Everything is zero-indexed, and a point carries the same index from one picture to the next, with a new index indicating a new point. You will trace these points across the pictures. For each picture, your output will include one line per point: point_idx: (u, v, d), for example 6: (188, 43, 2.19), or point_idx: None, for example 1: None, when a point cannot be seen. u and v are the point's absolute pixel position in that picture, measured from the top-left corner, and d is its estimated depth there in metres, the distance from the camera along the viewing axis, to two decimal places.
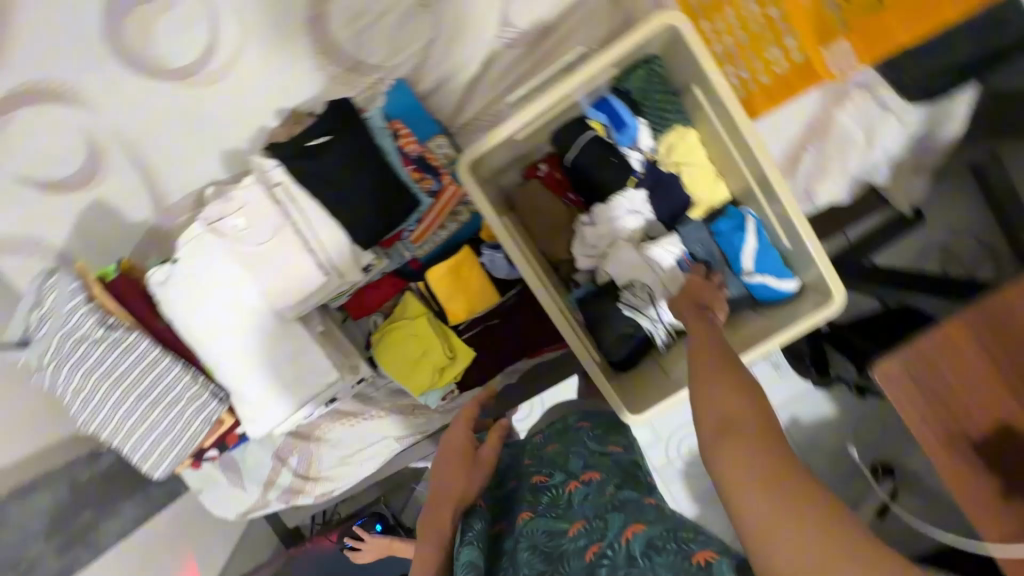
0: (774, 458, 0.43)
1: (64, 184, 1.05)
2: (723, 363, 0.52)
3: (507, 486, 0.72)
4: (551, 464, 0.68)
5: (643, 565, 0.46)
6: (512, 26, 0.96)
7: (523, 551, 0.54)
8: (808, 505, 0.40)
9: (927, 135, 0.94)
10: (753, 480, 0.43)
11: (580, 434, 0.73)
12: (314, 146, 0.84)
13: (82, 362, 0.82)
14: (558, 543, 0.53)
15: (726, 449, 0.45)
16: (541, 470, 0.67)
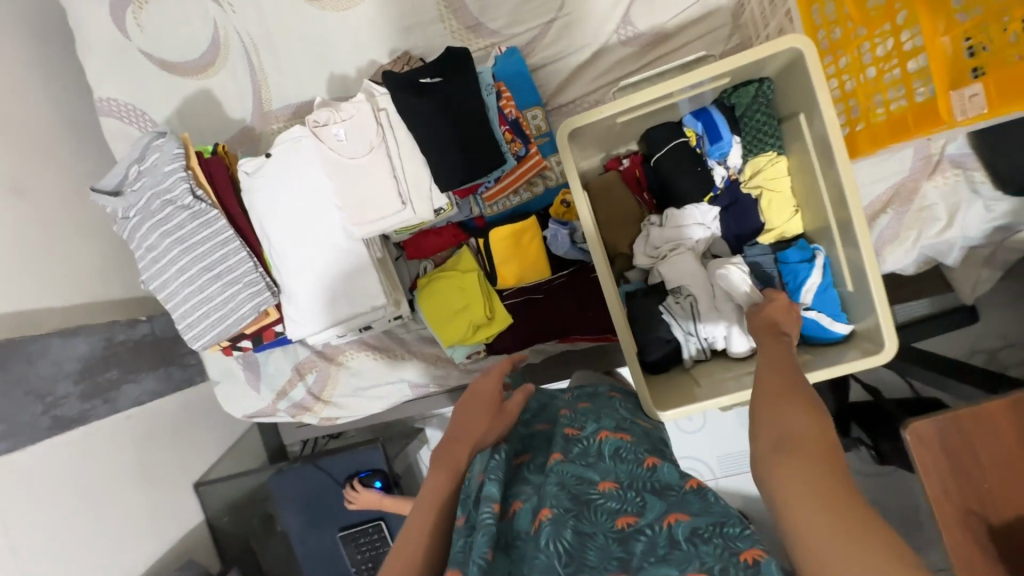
0: (821, 477, 0.45)
1: (184, 69, 1.14)
2: (791, 394, 0.54)
3: (530, 427, 0.73)
4: (583, 415, 0.70)
5: (687, 550, 0.47)
6: (631, 25, 1.00)
7: (552, 484, 0.56)
8: (853, 521, 0.41)
9: (1009, 229, 0.94)
10: (806, 495, 0.44)
11: (611, 402, 0.75)
12: (423, 84, 0.87)
13: (163, 222, 0.87)
14: (584, 491, 0.55)
15: (783, 463, 0.47)
16: (572, 422, 0.68)
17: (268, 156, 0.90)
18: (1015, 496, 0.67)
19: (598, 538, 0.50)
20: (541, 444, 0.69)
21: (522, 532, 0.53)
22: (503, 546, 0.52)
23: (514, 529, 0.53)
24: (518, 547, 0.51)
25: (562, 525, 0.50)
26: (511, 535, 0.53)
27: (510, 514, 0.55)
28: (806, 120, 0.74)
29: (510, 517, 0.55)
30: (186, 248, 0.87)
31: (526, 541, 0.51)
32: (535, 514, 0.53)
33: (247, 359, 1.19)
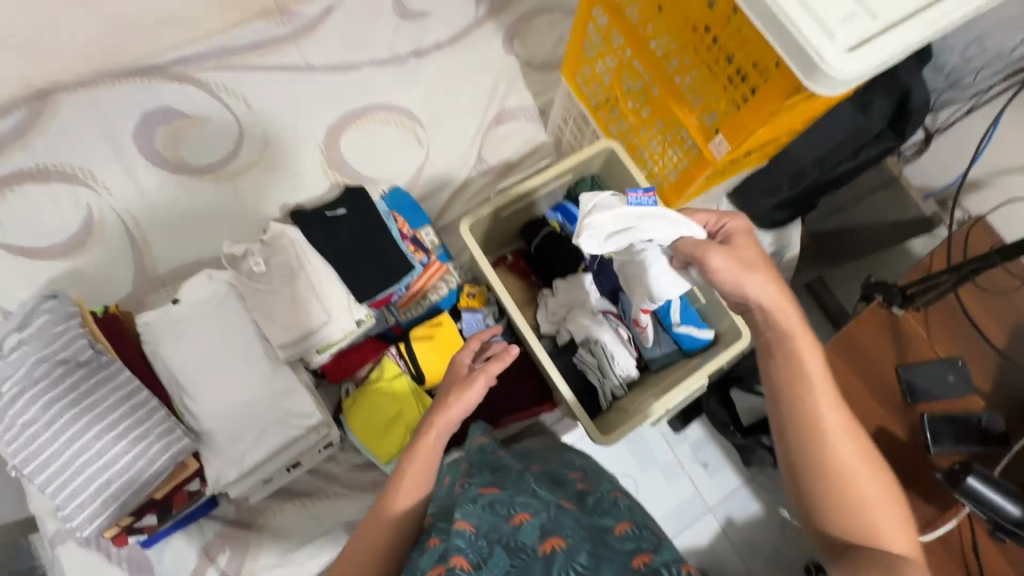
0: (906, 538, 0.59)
1: (53, 251, 1.11)
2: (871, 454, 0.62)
3: (530, 466, 0.90)
4: (592, 481, 0.89)
5: None
6: (485, 162, 1.29)
7: (563, 520, 0.71)
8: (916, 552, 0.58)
9: (780, 253, 1.32)
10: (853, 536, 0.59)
11: (594, 475, 0.92)
12: (330, 215, 1.00)
13: (48, 389, 0.78)
14: (596, 532, 0.71)
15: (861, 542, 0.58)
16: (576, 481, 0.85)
17: (173, 302, 0.90)
18: (867, 411, 0.89)
19: (610, 561, 0.65)
20: (543, 476, 0.87)
21: (524, 544, 0.67)
22: (495, 545, 0.67)
23: (516, 537, 0.68)
24: (515, 555, 0.66)
25: (574, 552, 0.65)
26: (516, 540, 0.68)
27: (513, 523, 0.70)
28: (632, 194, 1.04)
29: (511, 526, 0.70)
30: (82, 410, 0.78)
31: (528, 556, 0.66)
32: (540, 539, 0.68)
33: (134, 560, 0.98)
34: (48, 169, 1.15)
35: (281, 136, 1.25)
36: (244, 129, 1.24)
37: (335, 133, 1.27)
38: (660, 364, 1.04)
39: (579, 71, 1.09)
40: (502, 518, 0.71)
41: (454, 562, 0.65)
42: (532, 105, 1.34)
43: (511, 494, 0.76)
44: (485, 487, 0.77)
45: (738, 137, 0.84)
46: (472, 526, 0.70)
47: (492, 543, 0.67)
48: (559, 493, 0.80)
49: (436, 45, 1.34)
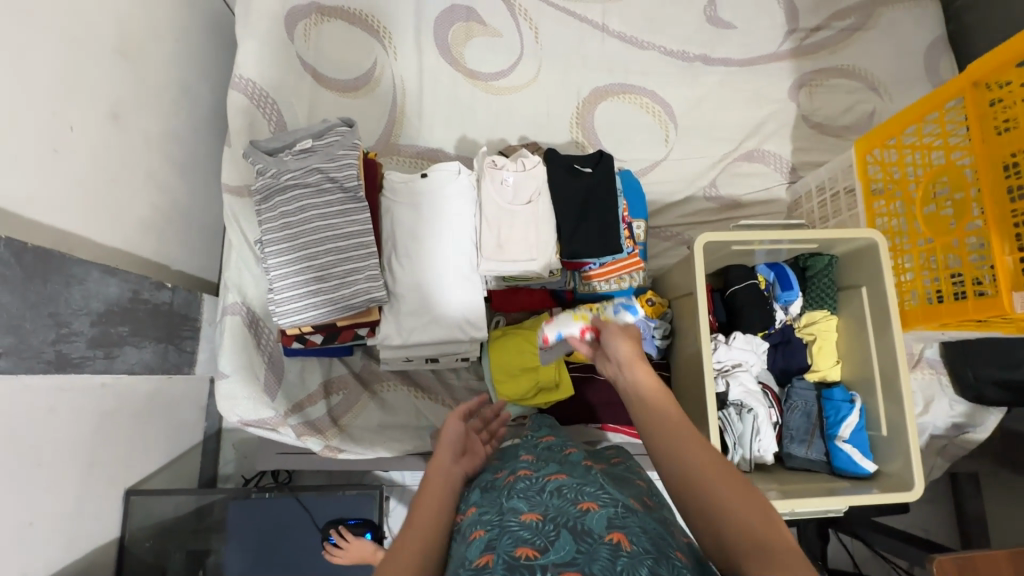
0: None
1: (332, 85, 1.25)
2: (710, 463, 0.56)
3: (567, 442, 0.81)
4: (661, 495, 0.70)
5: None
6: (715, 188, 1.27)
7: (635, 523, 0.55)
8: None
9: (962, 427, 1.19)
10: None
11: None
12: (577, 169, 1.03)
13: (312, 196, 0.89)
14: (667, 548, 0.53)
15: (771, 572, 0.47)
16: (651, 495, 0.68)
17: (422, 175, 0.98)
18: None
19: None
20: (607, 471, 0.72)
21: (590, 530, 0.53)
22: (563, 529, 0.53)
23: (584, 521, 0.54)
24: (577, 542, 0.51)
25: (637, 561, 0.49)
26: (582, 523, 0.54)
27: (580, 508, 0.56)
28: (866, 292, 0.96)
29: (577, 509, 0.56)
30: (325, 226, 0.89)
31: (591, 543, 0.51)
32: (608, 529, 0.53)
33: (273, 357, 1.11)
34: (360, 16, 1.28)
35: (550, 76, 1.30)
36: (523, 55, 1.30)
37: (597, 96, 1.30)
38: (801, 466, 0.98)
39: (877, 149, 0.99)
40: (568, 501, 0.58)
41: (518, 552, 0.50)
42: (787, 158, 1.29)
43: (580, 482, 0.62)
44: (553, 476, 0.65)
45: None
46: (540, 516, 0.56)
47: (558, 526, 0.54)
48: (626, 492, 0.64)
49: (726, 59, 1.32)
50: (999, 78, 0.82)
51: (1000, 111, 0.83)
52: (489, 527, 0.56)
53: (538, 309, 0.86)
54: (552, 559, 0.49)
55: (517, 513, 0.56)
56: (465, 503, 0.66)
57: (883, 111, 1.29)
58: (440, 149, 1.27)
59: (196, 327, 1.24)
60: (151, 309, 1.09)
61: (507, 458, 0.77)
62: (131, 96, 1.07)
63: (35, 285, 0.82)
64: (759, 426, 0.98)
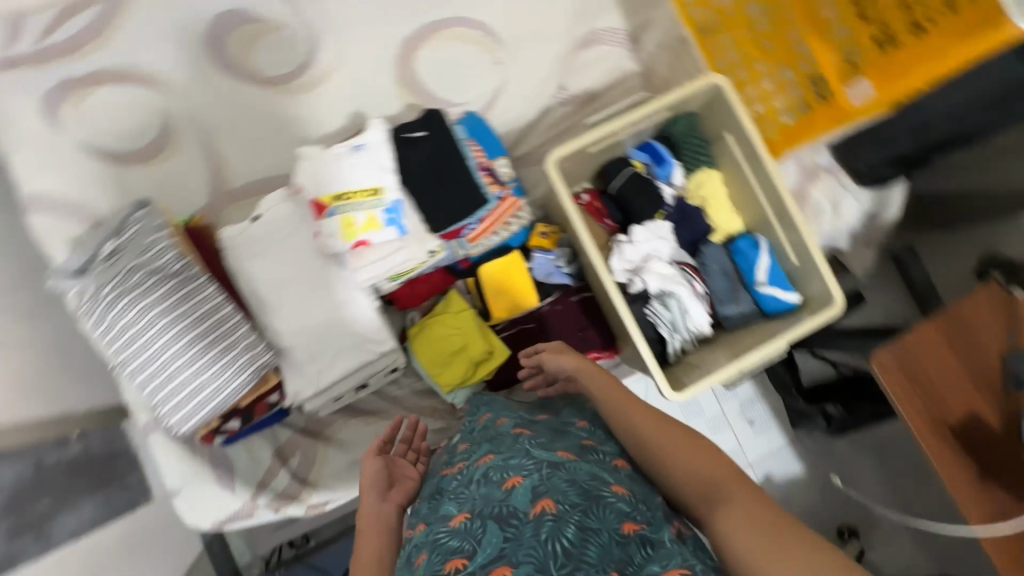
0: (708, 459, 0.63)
1: (132, 158, 1.12)
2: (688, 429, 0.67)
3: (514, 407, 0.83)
4: (599, 420, 0.76)
5: (671, 548, 0.54)
6: (566, 90, 1.20)
7: (561, 480, 0.60)
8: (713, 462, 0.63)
9: (876, 214, 1.21)
10: (702, 479, 0.62)
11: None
12: (410, 137, 0.94)
13: (144, 296, 0.80)
14: (596, 490, 0.59)
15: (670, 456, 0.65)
16: (589, 433, 0.72)
17: (253, 220, 0.89)
18: (964, 400, 0.83)
19: (602, 535, 0.55)
20: (543, 427, 0.73)
21: (516, 509, 0.58)
22: (488, 520, 0.58)
23: (509, 503, 0.59)
24: (507, 527, 0.57)
25: (563, 523, 0.55)
26: (506, 506, 0.59)
27: (506, 488, 0.61)
28: (731, 137, 0.94)
29: (503, 491, 0.61)
30: (173, 319, 0.81)
31: (519, 523, 0.57)
32: (531, 502, 0.59)
33: (216, 457, 1.06)
34: (124, 71, 1.12)
35: (353, 47, 1.18)
36: (315, 38, 1.17)
37: (410, 48, 1.19)
38: (738, 323, 0.99)
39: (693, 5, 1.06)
40: (495, 484, 0.62)
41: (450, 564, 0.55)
42: (622, 27, 1.22)
43: (507, 455, 0.66)
44: (484, 454, 0.69)
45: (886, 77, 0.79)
46: (468, 514, 0.60)
47: (484, 520, 0.58)
48: (557, 443, 0.67)
49: None
50: None
51: None
52: (426, 545, 0.60)
53: (317, 211, 0.88)
54: (482, 562, 0.54)
55: (448, 521, 0.60)
56: (415, 517, 0.69)
57: None
58: (279, 172, 1.17)
59: (132, 457, 1.18)
60: (65, 466, 1.02)
61: (451, 452, 0.78)
62: None
63: None
64: (686, 304, 0.99)
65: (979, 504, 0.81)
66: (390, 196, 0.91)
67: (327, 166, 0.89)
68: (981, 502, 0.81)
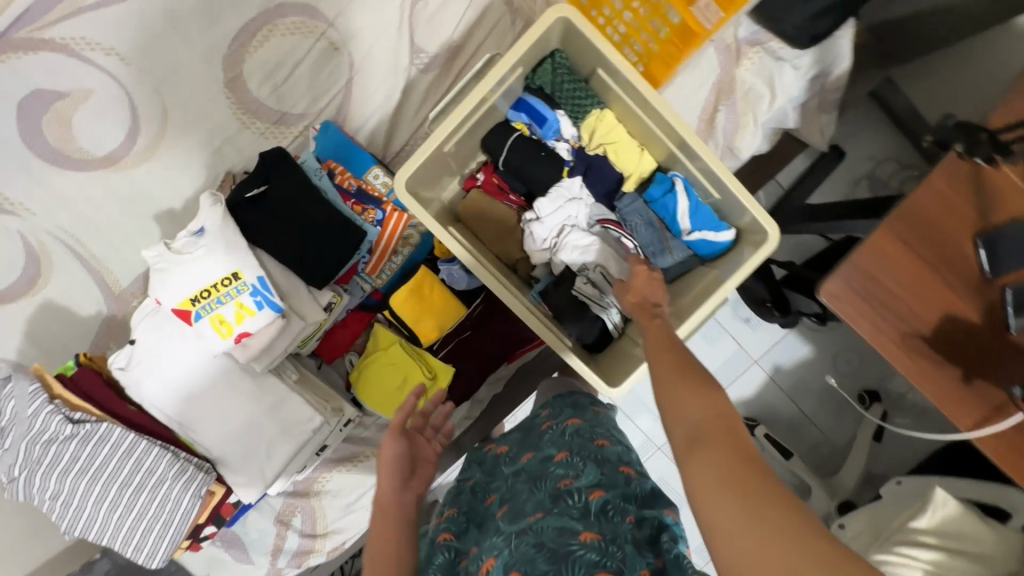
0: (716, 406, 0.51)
1: (8, 294, 1.04)
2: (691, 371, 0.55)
3: (512, 460, 0.74)
4: (582, 454, 0.67)
5: None
6: (423, 52, 1.01)
7: (528, 545, 0.56)
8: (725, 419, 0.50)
9: (824, 72, 1.01)
10: (699, 416, 0.50)
11: (592, 431, 0.73)
12: (252, 197, 0.84)
13: (54, 466, 0.78)
14: (560, 548, 0.54)
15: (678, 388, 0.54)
16: (567, 470, 0.65)
17: (133, 341, 0.84)
18: (933, 303, 0.72)
19: None
20: (524, 479, 0.68)
21: None
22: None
23: None
24: None
25: None
26: None
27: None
28: (605, 73, 0.78)
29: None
30: (92, 478, 0.79)
31: None
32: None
33: (225, 538, 1.11)
34: None
35: (174, 88, 1.02)
36: (131, 94, 1.02)
37: (233, 68, 1.01)
38: (677, 276, 0.88)
39: None
40: None
41: None
42: None
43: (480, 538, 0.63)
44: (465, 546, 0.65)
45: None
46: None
47: None
48: (528, 505, 0.62)
49: None
50: None
51: None
52: None
53: (184, 318, 0.81)
54: None
55: None
56: None
57: None
58: None
59: None
60: None
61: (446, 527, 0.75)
62: None
63: None
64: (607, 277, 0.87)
65: (967, 413, 0.73)
66: (251, 276, 0.82)
67: (174, 269, 0.81)
68: (969, 411, 0.73)
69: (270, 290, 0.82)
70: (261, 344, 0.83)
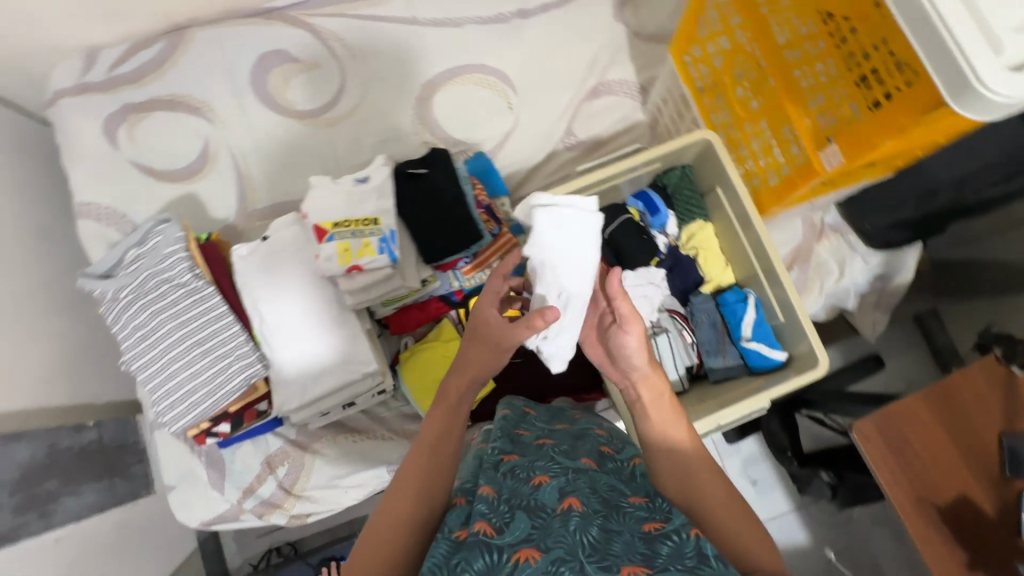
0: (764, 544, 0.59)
1: (172, 176, 1.23)
2: (733, 505, 0.62)
3: (550, 424, 0.84)
4: (621, 442, 0.79)
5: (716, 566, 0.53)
6: (573, 135, 1.25)
7: (584, 484, 0.64)
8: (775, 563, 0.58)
9: (887, 275, 1.17)
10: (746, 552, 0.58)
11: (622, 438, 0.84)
12: (413, 173, 1.01)
13: (156, 301, 0.89)
14: (615, 500, 0.63)
15: (725, 520, 0.61)
16: (607, 441, 0.77)
17: (263, 240, 0.97)
18: (951, 478, 0.79)
19: (623, 535, 0.58)
20: (565, 436, 0.79)
21: (546, 504, 0.61)
22: (518, 509, 0.60)
23: (537, 497, 0.62)
24: (535, 517, 0.59)
25: (587, 521, 0.58)
26: (536, 500, 0.61)
27: (532, 485, 0.64)
28: (721, 190, 0.95)
29: (531, 487, 0.64)
30: (180, 325, 0.89)
31: (547, 516, 0.59)
32: (560, 497, 0.61)
33: (210, 456, 1.12)
34: (176, 100, 1.26)
35: (378, 86, 1.28)
36: (345, 78, 1.28)
37: (428, 91, 1.28)
38: (722, 377, 0.98)
39: (688, 49, 0.94)
40: (521, 480, 0.65)
41: (476, 526, 0.58)
42: (634, 80, 1.27)
43: (531, 459, 0.70)
44: (507, 453, 0.72)
45: (861, 146, 0.69)
46: (495, 492, 0.63)
47: (513, 507, 0.60)
48: (579, 453, 0.72)
49: (543, 5, 1.29)
50: None
51: None
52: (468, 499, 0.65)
53: (318, 236, 0.94)
54: (509, 539, 0.56)
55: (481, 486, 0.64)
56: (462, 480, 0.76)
57: None
58: (300, 195, 1.26)
59: (139, 451, 1.26)
60: (78, 452, 1.11)
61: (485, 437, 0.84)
62: None
63: None
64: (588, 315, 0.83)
65: None
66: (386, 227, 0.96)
67: (330, 198, 0.97)
68: None
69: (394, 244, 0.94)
70: (363, 286, 0.94)
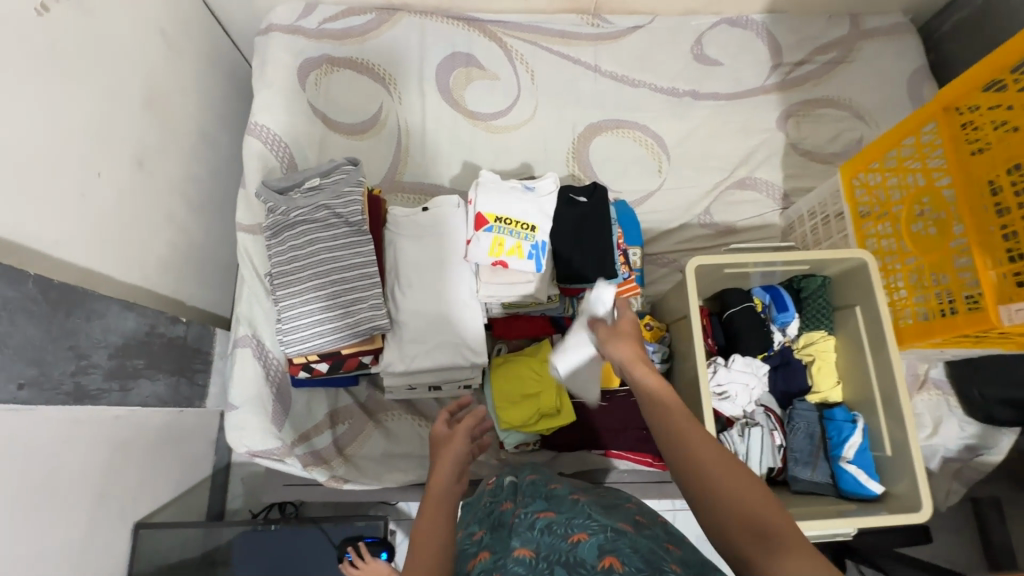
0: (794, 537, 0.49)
1: (340, 127, 1.33)
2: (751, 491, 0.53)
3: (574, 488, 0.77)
4: (658, 518, 0.70)
5: None
6: (710, 216, 1.31)
7: (625, 543, 0.56)
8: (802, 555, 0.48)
9: (975, 448, 1.16)
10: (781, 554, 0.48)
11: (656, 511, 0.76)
12: (574, 198, 1.06)
13: (320, 231, 0.94)
14: (658, 561, 0.54)
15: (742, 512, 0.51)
16: (641, 514, 0.69)
17: (423, 209, 1.02)
18: None
19: None
20: (597, 501, 0.72)
21: (583, 560, 0.54)
22: (556, 565, 0.55)
23: (575, 553, 0.55)
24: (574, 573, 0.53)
25: None
26: (573, 556, 0.55)
27: (570, 541, 0.58)
28: (860, 311, 0.97)
29: (568, 543, 0.57)
30: (333, 258, 0.93)
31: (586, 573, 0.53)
32: (598, 556, 0.54)
33: (281, 389, 1.13)
34: (367, 65, 1.37)
35: (547, 111, 1.37)
36: (520, 95, 1.37)
37: (591, 131, 1.36)
38: (807, 489, 0.97)
39: (862, 172, 0.99)
40: (559, 537, 0.59)
41: None
42: (779, 185, 1.33)
43: (570, 516, 0.64)
44: (541, 511, 0.66)
45: None
46: (532, 553, 0.58)
47: (551, 564, 0.55)
48: (614, 516, 0.65)
49: (715, 94, 1.38)
50: (968, 102, 0.84)
51: (977, 134, 0.84)
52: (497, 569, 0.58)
53: (477, 222, 0.99)
54: None
55: (513, 551, 0.59)
56: (481, 542, 0.69)
57: (871, 137, 1.34)
58: (445, 183, 1.33)
59: (208, 361, 1.29)
60: (167, 342, 1.14)
61: (495, 503, 0.79)
62: (153, 144, 1.17)
63: (59, 319, 0.87)
64: None
65: None
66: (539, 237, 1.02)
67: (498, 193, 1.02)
68: None
69: (541, 254, 1.00)
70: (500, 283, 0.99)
